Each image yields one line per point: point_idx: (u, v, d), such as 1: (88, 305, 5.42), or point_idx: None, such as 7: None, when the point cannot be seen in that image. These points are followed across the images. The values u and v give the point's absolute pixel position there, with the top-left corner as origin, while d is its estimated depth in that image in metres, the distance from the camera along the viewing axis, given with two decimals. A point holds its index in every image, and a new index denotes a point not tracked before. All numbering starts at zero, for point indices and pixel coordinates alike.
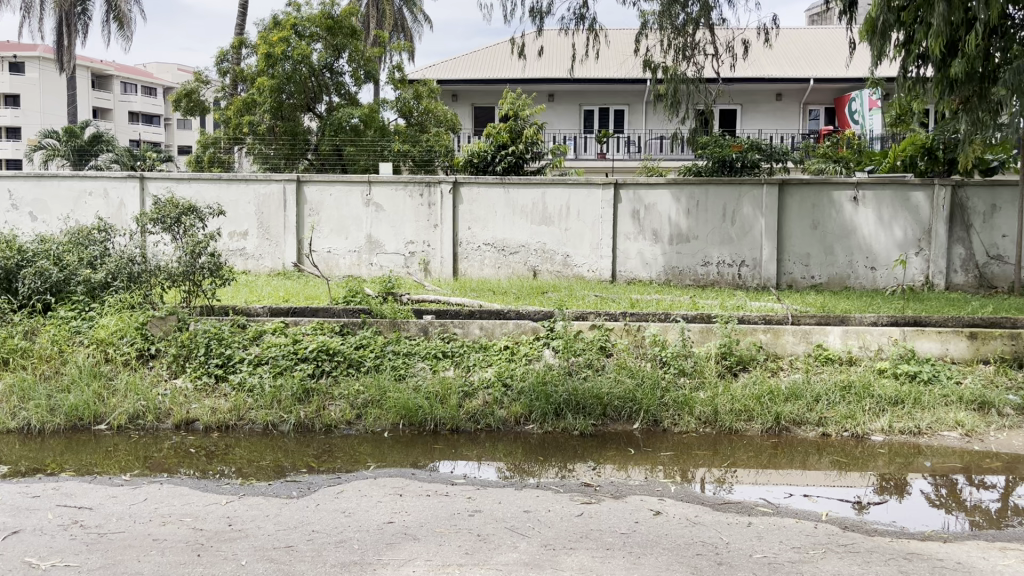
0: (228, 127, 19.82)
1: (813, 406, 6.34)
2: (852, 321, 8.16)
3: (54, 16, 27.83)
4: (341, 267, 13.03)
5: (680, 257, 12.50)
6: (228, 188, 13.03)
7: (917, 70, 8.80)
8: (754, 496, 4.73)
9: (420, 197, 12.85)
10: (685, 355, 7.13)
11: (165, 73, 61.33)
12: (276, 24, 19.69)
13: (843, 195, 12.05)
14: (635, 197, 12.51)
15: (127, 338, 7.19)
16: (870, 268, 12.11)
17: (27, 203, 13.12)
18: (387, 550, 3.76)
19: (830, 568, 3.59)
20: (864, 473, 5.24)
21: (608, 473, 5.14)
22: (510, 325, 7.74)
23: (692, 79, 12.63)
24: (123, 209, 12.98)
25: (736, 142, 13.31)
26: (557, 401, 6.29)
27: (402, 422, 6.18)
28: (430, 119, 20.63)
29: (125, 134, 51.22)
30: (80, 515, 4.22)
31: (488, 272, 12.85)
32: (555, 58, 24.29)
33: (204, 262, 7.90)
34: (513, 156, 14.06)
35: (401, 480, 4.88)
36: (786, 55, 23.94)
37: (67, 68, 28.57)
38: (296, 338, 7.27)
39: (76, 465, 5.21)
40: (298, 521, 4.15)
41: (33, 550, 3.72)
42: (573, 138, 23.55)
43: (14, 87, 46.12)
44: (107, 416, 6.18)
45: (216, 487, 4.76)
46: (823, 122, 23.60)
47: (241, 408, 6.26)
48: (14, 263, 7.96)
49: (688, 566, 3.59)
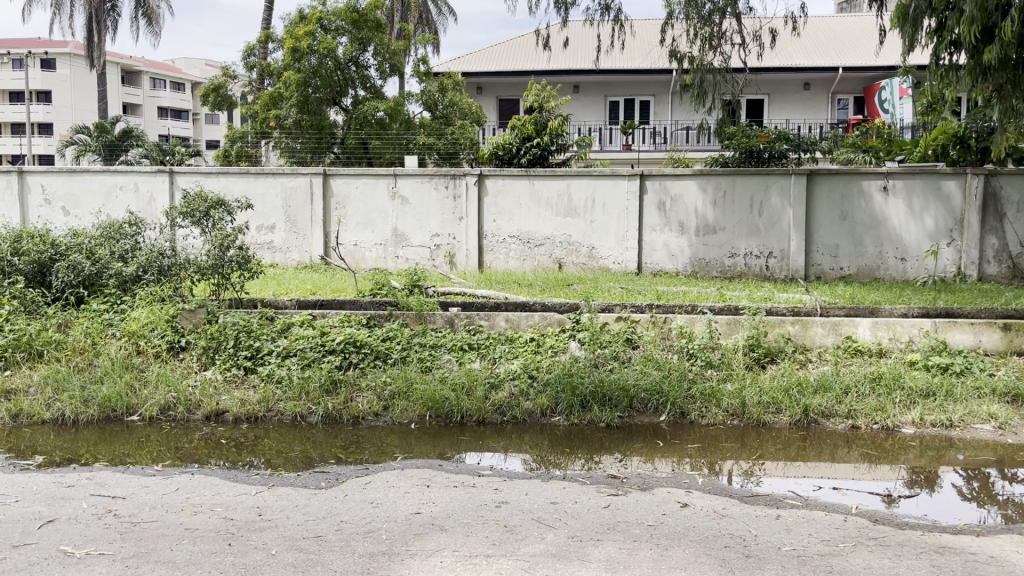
0: (256, 121, 20.02)
1: (842, 398, 6.29)
2: (882, 312, 8.07)
3: (85, 12, 28.15)
4: (367, 260, 13.12)
5: (706, 249, 12.42)
6: (256, 181, 13.12)
7: (951, 57, 8.63)
8: (782, 488, 4.70)
9: (445, 189, 12.87)
10: (712, 347, 7.10)
11: (193, 69, 61.92)
12: (302, 18, 19.77)
13: (873, 184, 11.90)
14: (661, 188, 12.44)
15: (157, 330, 7.29)
16: (900, 260, 11.95)
17: (59, 198, 13.30)
18: (415, 540, 3.78)
19: (860, 561, 3.57)
20: (894, 466, 5.19)
21: (635, 465, 5.13)
22: (537, 318, 7.75)
23: (719, 70, 12.49)
24: (153, 203, 13.17)
25: (763, 132, 13.18)
26: (583, 392, 6.28)
27: (429, 413, 6.21)
28: (455, 112, 20.65)
29: (154, 130, 51.85)
30: (113, 504, 4.30)
31: (513, 264, 12.87)
32: (580, 50, 24.22)
33: (232, 255, 8.06)
34: (538, 148, 14.01)
35: (428, 472, 4.90)
36: (815, 43, 23.59)
37: (97, 65, 28.88)
38: (324, 330, 7.34)
39: (109, 456, 5.30)
40: (326, 512, 4.19)
41: (68, 539, 3.79)
42: (598, 130, 23.79)
43: (46, 84, 46.85)
44: (140, 407, 6.27)
45: (246, 477, 4.82)
46: (852, 112, 23.33)
47: (269, 400, 6.33)
48: (48, 257, 8.08)
49: (715, 559, 3.58)
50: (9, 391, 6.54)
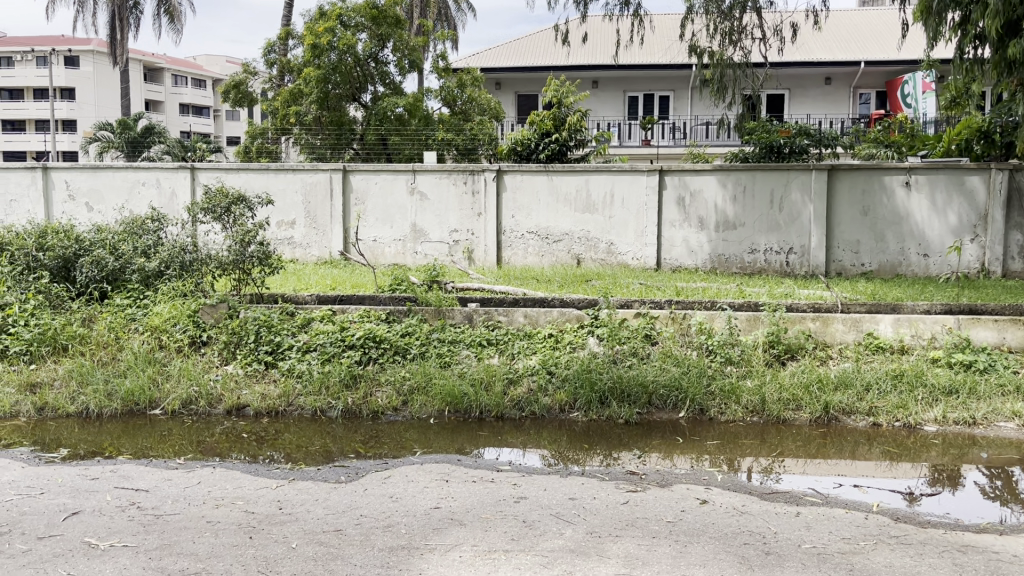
0: (276, 117, 20.14)
1: (863, 395, 6.25)
2: (904, 309, 8.01)
3: (107, 10, 28.40)
4: (386, 256, 13.16)
5: (726, 245, 12.35)
6: (276, 177, 13.20)
7: (975, 50, 8.56)
8: (802, 486, 4.68)
9: (464, 185, 12.89)
10: (732, 344, 7.06)
11: (214, 66, 62.29)
12: (322, 15, 19.84)
13: (895, 179, 11.78)
14: (680, 183, 12.38)
15: (179, 325, 7.35)
16: (922, 256, 11.84)
17: (83, 194, 13.45)
18: (434, 535, 3.79)
19: (881, 560, 3.54)
20: (916, 464, 5.14)
21: (654, 462, 5.12)
22: (555, 313, 7.74)
23: (739, 64, 12.36)
24: (175, 199, 13.28)
25: (784, 126, 13.11)
26: (601, 388, 6.28)
27: (448, 409, 6.23)
28: (474, 107, 20.67)
29: (176, 127, 52.31)
30: (137, 497, 4.35)
31: (532, 260, 12.87)
32: (599, 45, 24.16)
33: (253, 250, 8.10)
34: (557, 143, 13.98)
35: (447, 467, 4.92)
36: (837, 38, 23.38)
37: (120, 62, 29.14)
38: (344, 325, 7.38)
39: (133, 449, 5.37)
40: (346, 506, 4.21)
41: (92, 531, 3.84)
42: (618, 125, 23.72)
43: (70, 82, 47.40)
44: (162, 401, 6.34)
45: (266, 471, 4.86)
46: (874, 106, 23.14)
47: (290, 394, 6.38)
48: (73, 252, 8.18)
49: (735, 555, 3.57)
50: (35, 384, 6.63)
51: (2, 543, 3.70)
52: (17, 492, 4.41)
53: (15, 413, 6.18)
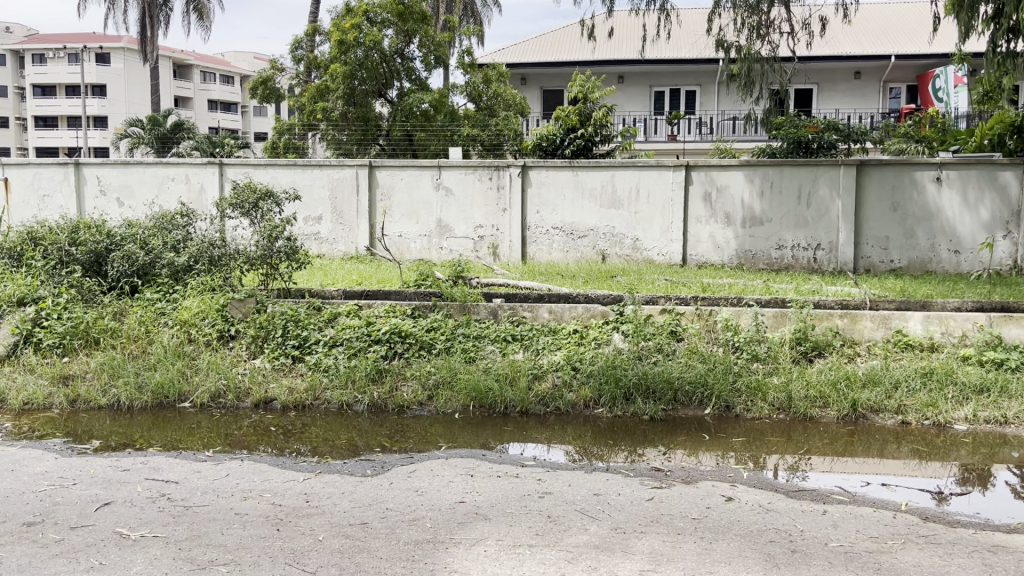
0: (303, 114, 20.26)
1: (892, 393, 6.19)
2: (934, 306, 7.92)
3: (138, 8, 28.72)
4: (412, 251, 13.22)
5: (753, 241, 12.26)
6: (304, 173, 13.29)
7: (1008, 44, 8.47)
8: (829, 483, 4.65)
9: (489, 180, 12.89)
10: (759, 340, 7.00)
11: (242, 62, 62.77)
12: (349, 11, 19.91)
13: (926, 174, 11.64)
14: (707, 178, 12.31)
15: (208, 319, 7.43)
16: (953, 252, 11.69)
17: (114, 189, 13.63)
18: (459, 529, 3.81)
19: (909, 559, 3.51)
20: (946, 463, 5.08)
21: (678, 459, 5.11)
22: (580, 309, 7.74)
23: (767, 58, 12.22)
24: (204, 194, 13.42)
25: (812, 122, 13.06)
26: (626, 384, 6.26)
27: (473, 404, 6.26)
28: (500, 103, 20.69)
29: (204, 123, 52.86)
30: (166, 489, 4.41)
31: (557, 256, 12.86)
32: (625, 40, 24.05)
33: (280, 246, 8.19)
34: (582, 139, 13.94)
35: (472, 461, 4.94)
36: (868, 31, 23.06)
37: (150, 59, 29.46)
38: (370, 320, 7.42)
39: (162, 441, 5.44)
40: (372, 499, 4.25)
41: (124, 521, 3.91)
42: (643, 121, 23.63)
43: (101, 78, 48.02)
44: (191, 394, 6.43)
45: (293, 464, 4.91)
46: (904, 101, 22.85)
47: (317, 388, 6.44)
48: (104, 247, 8.28)
49: (760, 553, 3.55)
50: (68, 376, 6.75)
51: (36, 532, 3.77)
52: (50, 482, 4.49)
53: (48, 405, 6.29)
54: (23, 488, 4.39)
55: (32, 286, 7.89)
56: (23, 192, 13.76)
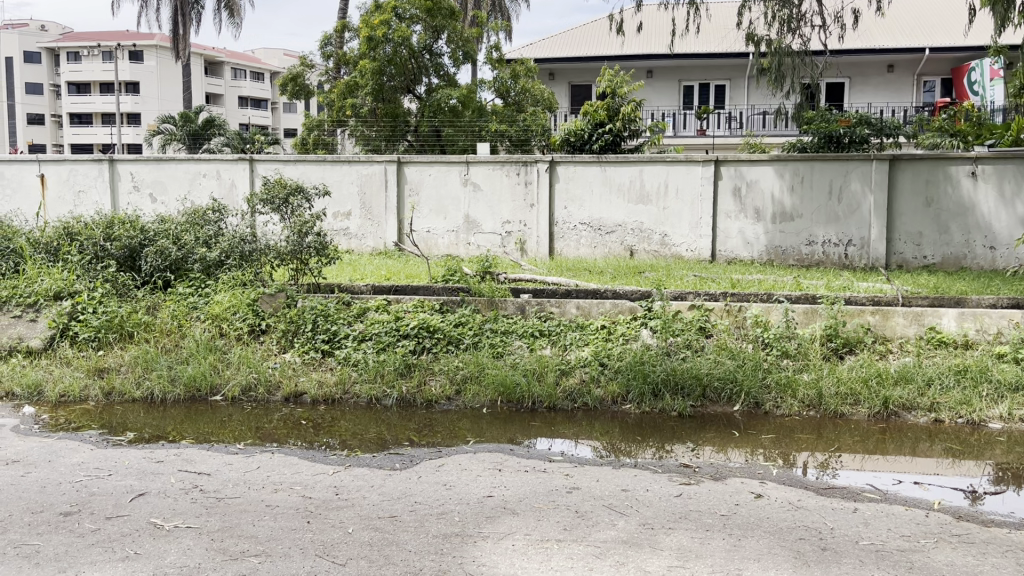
0: (332, 110, 20.38)
1: (925, 390, 6.10)
2: (968, 302, 7.81)
3: (170, 6, 29.07)
4: (440, 247, 13.28)
5: (783, 237, 12.16)
6: (333, 169, 13.37)
7: None
8: (860, 481, 4.61)
9: (517, 176, 12.90)
10: (789, 337, 6.95)
11: (272, 59, 63.35)
12: (378, 7, 20.02)
13: (961, 169, 11.46)
14: (736, 173, 12.21)
15: (239, 313, 7.52)
16: (989, 248, 11.51)
17: (148, 185, 13.83)
18: (487, 523, 3.83)
19: (942, 558, 3.47)
20: (979, 462, 5.02)
21: (707, 455, 5.09)
22: (608, 305, 7.73)
23: (798, 52, 12.03)
24: (235, 190, 13.58)
25: (843, 116, 12.91)
26: (654, 380, 6.24)
27: (500, 399, 6.28)
28: (528, 98, 20.70)
29: (235, 119, 53.39)
30: (199, 480, 4.48)
31: (584, 251, 12.84)
32: (654, 34, 23.91)
33: (310, 241, 8.25)
34: (611, 134, 13.91)
35: (500, 456, 4.96)
36: (902, 23, 22.72)
37: (182, 57, 29.82)
38: (398, 315, 7.46)
39: (195, 434, 5.52)
40: (401, 493, 4.28)
41: (157, 512, 3.97)
42: (672, 115, 23.40)
43: (134, 76, 48.66)
44: (222, 387, 6.51)
45: (323, 457, 4.97)
46: (939, 94, 22.55)
47: (346, 382, 6.49)
48: (138, 242, 8.40)
49: (791, 550, 3.53)
50: (103, 369, 6.87)
51: (73, 522, 3.85)
52: (87, 473, 4.58)
53: (84, 397, 6.41)
54: (61, 479, 4.48)
55: (68, 280, 8.02)
56: (58, 187, 13.97)
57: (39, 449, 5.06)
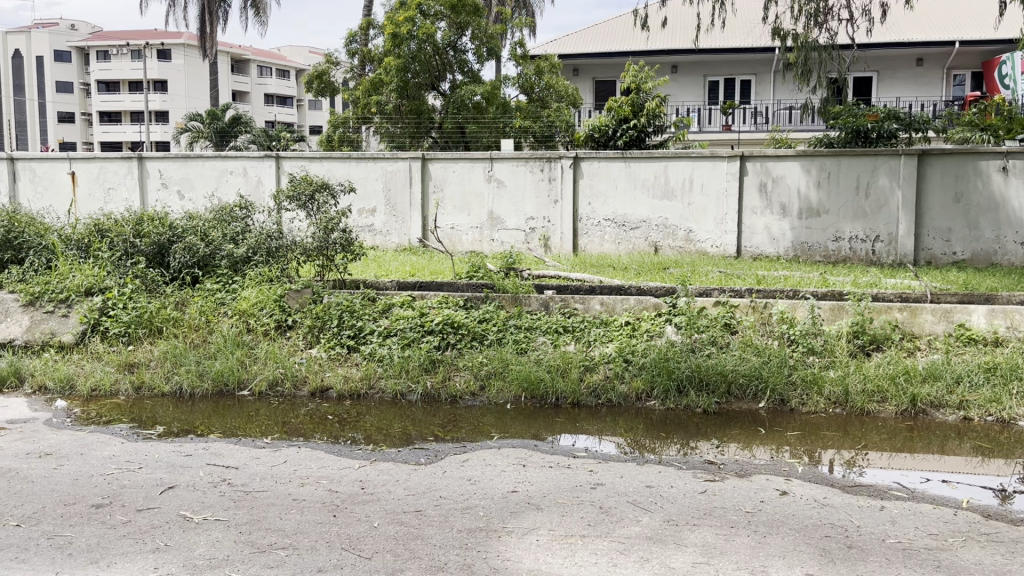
0: (357, 107, 20.32)
1: (953, 388, 6.04)
2: (998, 299, 7.69)
3: (197, 5, 29.37)
4: (463, 243, 13.30)
5: (809, 232, 12.05)
6: (357, 165, 13.44)
7: None
8: (887, 479, 4.57)
9: (541, 172, 12.90)
10: (815, 334, 6.90)
11: (297, 57, 63.80)
12: (403, 5, 20.12)
13: (991, 164, 11.31)
14: (762, 169, 12.12)
15: (266, 309, 7.59)
16: (1021, 244, 11.34)
17: (176, 182, 13.98)
18: (512, 518, 3.85)
19: (970, 556, 3.44)
20: (1009, 460, 4.96)
21: (732, 452, 5.07)
22: (632, 301, 7.70)
23: (825, 46, 11.87)
24: (261, 186, 13.69)
25: (871, 111, 12.77)
26: (679, 376, 6.23)
27: (524, 394, 6.30)
28: (552, 94, 20.66)
29: (261, 117, 53.81)
30: (227, 474, 4.54)
31: (608, 247, 12.81)
32: (679, 29, 23.77)
33: (335, 237, 8.29)
34: (636, 130, 13.88)
35: (524, 452, 4.97)
36: (930, 15, 22.39)
37: (209, 55, 30.11)
38: (423, 312, 7.48)
39: (222, 428, 5.59)
40: (426, 487, 4.31)
41: (187, 505, 4.03)
42: (698, 110, 23.38)
43: (162, 75, 49.24)
44: (249, 382, 6.59)
45: (349, 452, 5.01)
46: (969, 88, 22.20)
47: (371, 377, 6.54)
48: (167, 239, 8.52)
49: (816, 548, 3.51)
50: (133, 364, 6.96)
51: (104, 514, 3.91)
52: (118, 466, 4.66)
53: (115, 391, 6.53)
54: (92, 472, 4.56)
55: (98, 276, 8.14)
56: (87, 184, 14.16)
57: (71, 442, 5.15)
